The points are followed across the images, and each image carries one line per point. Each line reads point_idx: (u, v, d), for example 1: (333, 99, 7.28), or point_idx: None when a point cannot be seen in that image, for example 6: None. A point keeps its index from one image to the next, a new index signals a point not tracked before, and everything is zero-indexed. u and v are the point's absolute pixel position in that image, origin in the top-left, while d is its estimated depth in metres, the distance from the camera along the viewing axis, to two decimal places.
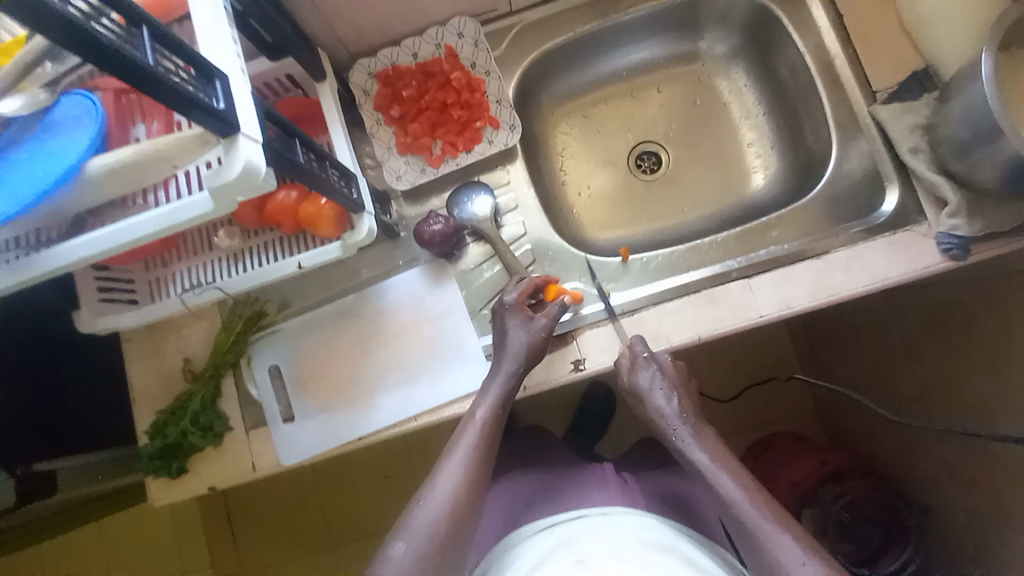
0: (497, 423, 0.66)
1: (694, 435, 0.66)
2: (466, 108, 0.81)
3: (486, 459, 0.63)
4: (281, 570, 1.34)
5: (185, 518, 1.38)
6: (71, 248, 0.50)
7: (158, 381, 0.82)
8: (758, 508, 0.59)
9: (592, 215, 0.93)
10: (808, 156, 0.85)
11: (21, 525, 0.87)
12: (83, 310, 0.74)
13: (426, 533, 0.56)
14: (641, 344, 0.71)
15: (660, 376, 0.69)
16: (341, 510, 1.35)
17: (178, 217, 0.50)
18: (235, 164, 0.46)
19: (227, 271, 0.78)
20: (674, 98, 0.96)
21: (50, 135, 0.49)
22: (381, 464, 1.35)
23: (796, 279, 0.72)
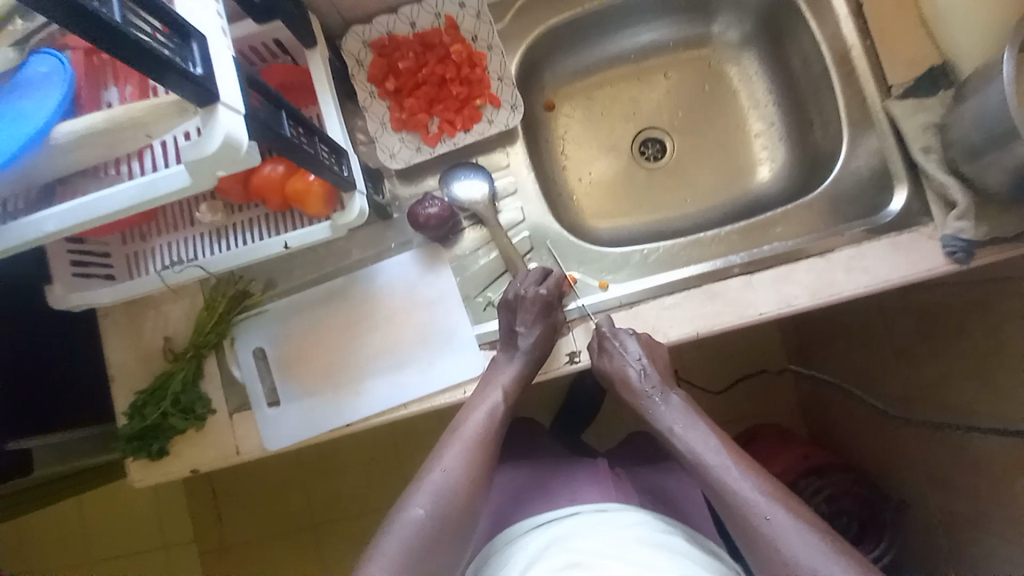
0: (499, 419, 0.68)
1: (664, 403, 0.70)
2: (465, 83, 0.76)
3: (486, 451, 0.66)
4: (266, 549, 1.34)
5: (168, 496, 1.37)
6: (36, 221, 0.45)
7: (136, 360, 0.79)
8: (727, 466, 0.62)
9: (592, 203, 0.91)
10: (817, 150, 0.83)
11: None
12: (56, 284, 0.70)
13: (429, 515, 0.60)
14: (608, 322, 0.71)
15: (629, 348, 0.68)
16: (325, 491, 1.34)
17: (153, 190, 0.45)
18: (215, 134, 0.43)
19: (211, 248, 0.75)
20: (682, 84, 0.92)
21: (11, 96, 0.44)
22: (369, 446, 1.34)
23: (798, 278, 0.71)
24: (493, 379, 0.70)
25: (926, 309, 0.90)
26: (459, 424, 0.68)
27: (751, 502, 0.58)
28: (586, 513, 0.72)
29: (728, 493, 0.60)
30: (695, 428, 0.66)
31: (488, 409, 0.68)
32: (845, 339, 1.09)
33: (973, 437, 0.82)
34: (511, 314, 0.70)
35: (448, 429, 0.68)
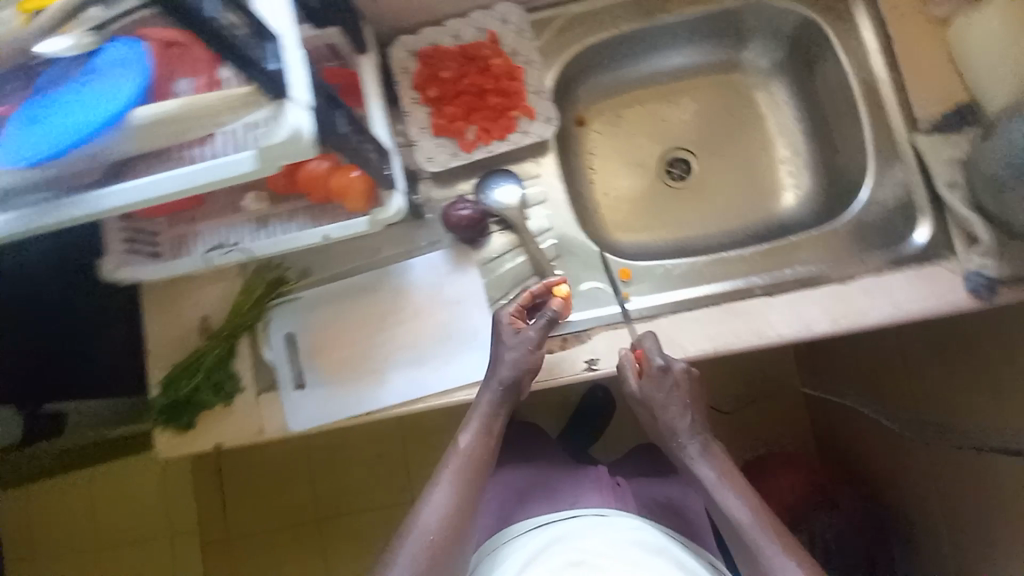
0: (488, 444, 0.69)
1: (702, 448, 0.70)
2: (504, 95, 0.80)
3: (476, 480, 0.67)
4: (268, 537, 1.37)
5: (174, 477, 1.39)
6: (104, 197, 0.52)
7: (172, 336, 0.83)
8: (763, 532, 0.64)
9: (617, 216, 0.93)
10: (843, 178, 0.84)
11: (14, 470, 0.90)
12: (110, 257, 0.76)
13: (426, 549, 0.62)
14: (655, 343, 0.70)
15: (671, 379, 0.69)
16: (330, 482, 1.37)
17: (211, 177, 0.50)
18: (282, 128, 0.47)
19: (251, 236, 0.79)
20: (711, 106, 0.95)
21: (87, 77, 0.48)
22: (377, 441, 1.36)
23: (818, 301, 0.72)
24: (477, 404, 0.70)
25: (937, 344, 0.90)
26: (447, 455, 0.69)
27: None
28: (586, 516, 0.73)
29: (749, 542, 0.64)
30: (732, 484, 0.67)
31: (473, 438, 0.69)
32: (857, 369, 1.10)
33: (988, 475, 0.81)
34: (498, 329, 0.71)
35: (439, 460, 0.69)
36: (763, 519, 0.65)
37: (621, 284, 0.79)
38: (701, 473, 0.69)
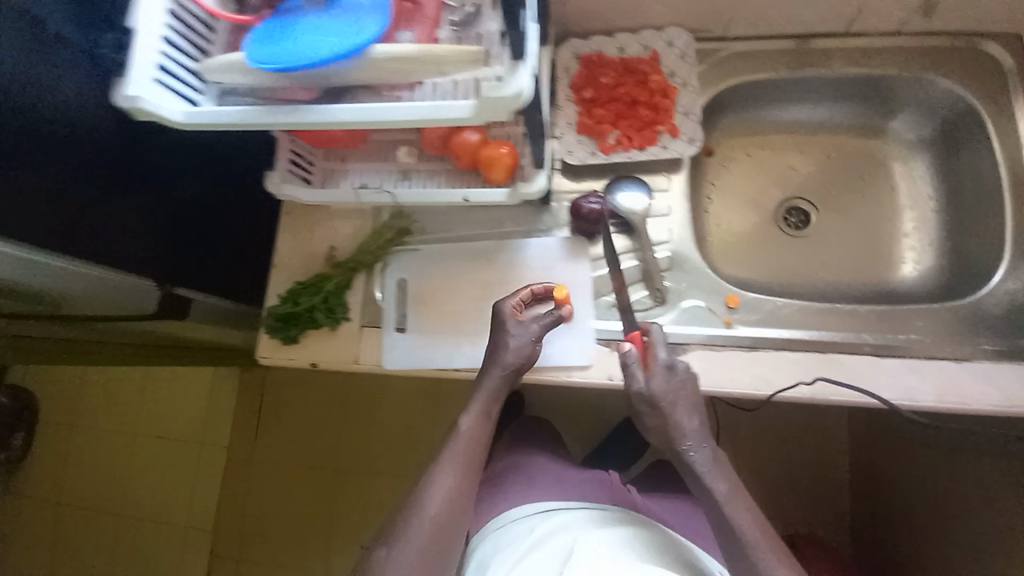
0: (479, 429, 0.76)
1: (703, 454, 0.72)
2: (654, 109, 0.84)
3: (475, 459, 0.75)
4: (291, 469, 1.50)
5: (220, 392, 1.55)
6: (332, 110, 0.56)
7: (298, 256, 0.90)
8: (755, 541, 0.69)
9: (727, 248, 0.95)
10: (970, 265, 0.83)
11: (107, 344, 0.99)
12: (275, 172, 0.84)
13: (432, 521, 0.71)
14: (660, 335, 0.74)
15: (677, 379, 0.72)
16: (357, 428, 1.48)
17: (433, 115, 0.53)
18: (516, 83, 0.50)
19: (392, 184, 0.87)
20: (843, 164, 0.96)
21: (328, 13, 0.59)
22: (408, 401, 1.47)
23: (926, 374, 0.72)
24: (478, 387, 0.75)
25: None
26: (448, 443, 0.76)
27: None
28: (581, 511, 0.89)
29: (750, 552, 0.69)
30: (729, 494, 0.71)
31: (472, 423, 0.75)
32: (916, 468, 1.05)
33: None
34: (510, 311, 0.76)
35: (437, 453, 0.76)
36: (756, 529, 0.70)
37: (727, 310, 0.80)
38: (711, 483, 0.71)
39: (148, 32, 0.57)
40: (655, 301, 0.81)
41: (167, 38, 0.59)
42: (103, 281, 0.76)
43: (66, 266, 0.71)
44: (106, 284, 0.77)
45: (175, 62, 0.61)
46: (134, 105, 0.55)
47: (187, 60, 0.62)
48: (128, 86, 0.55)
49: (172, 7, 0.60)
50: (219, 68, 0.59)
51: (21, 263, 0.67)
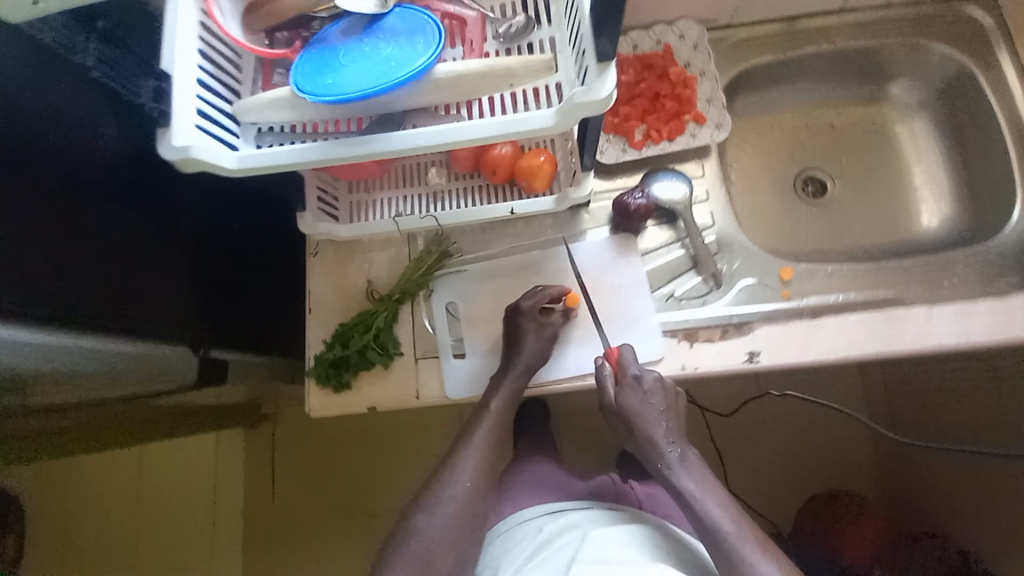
0: (507, 419, 0.82)
1: (681, 459, 0.80)
2: (677, 100, 0.86)
3: (485, 465, 0.82)
4: (306, 516, 1.46)
5: (228, 446, 1.47)
6: (411, 136, 0.54)
7: (334, 297, 0.85)
8: (739, 535, 0.74)
9: (759, 225, 0.97)
10: (988, 208, 0.88)
11: (121, 423, 0.90)
12: (308, 213, 0.79)
13: (437, 532, 0.78)
14: (631, 355, 0.77)
15: (651, 391, 0.76)
16: (372, 465, 1.46)
17: (517, 128, 0.51)
18: (609, 85, 0.47)
19: (426, 207, 0.84)
20: (849, 132, 1.02)
21: (371, 37, 0.57)
22: (432, 430, 1.44)
23: (978, 317, 0.75)
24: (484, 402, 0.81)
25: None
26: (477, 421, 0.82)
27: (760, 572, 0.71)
28: (580, 513, 0.88)
29: (731, 545, 0.73)
30: (708, 493, 0.77)
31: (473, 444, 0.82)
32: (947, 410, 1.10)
33: None
34: (513, 323, 0.79)
35: (466, 429, 0.83)
36: (738, 525, 0.75)
37: (781, 283, 0.82)
38: (683, 484, 0.78)
39: (184, 75, 0.53)
40: (710, 286, 0.83)
41: (201, 81, 0.55)
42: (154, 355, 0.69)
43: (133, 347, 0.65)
44: (145, 356, 0.68)
45: (213, 106, 0.57)
46: (183, 157, 0.51)
47: (223, 103, 0.58)
48: (176, 136, 0.51)
49: (202, 47, 0.56)
50: (269, 109, 0.58)
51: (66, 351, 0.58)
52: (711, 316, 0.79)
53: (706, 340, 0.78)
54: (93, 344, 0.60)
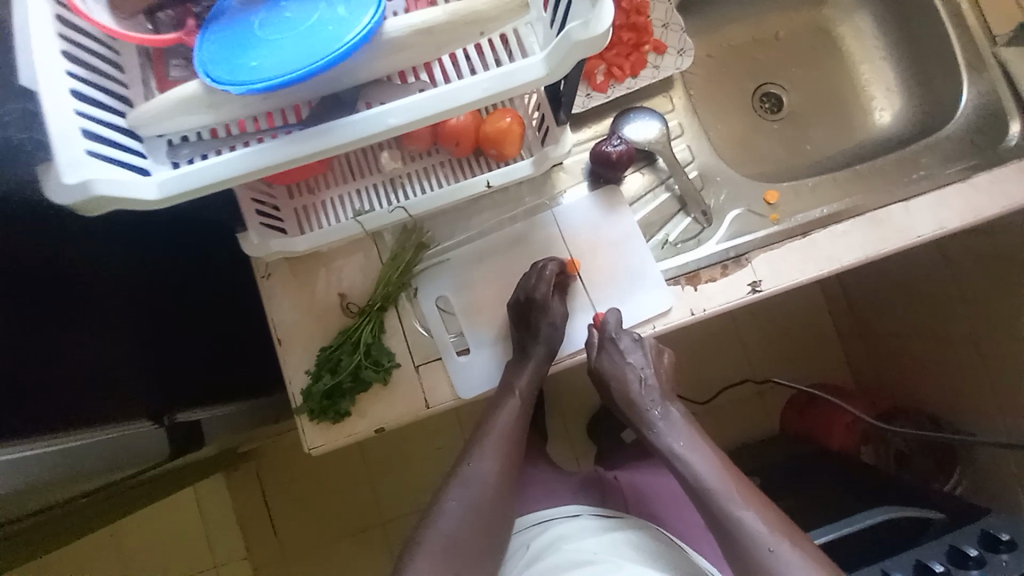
0: (524, 411, 0.77)
1: (663, 417, 0.78)
2: (634, 30, 0.81)
3: (511, 448, 0.75)
4: (305, 565, 1.29)
5: (211, 499, 1.30)
6: (379, 116, 0.45)
7: (307, 319, 0.74)
8: (729, 493, 0.70)
9: (731, 149, 0.97)
10: (939, 95, 0.92)
11: (69, 516, 0.75)
12: (251, 232, 0.67)
13: (454, 537, 0.67)
14: (615, 320, 0.75)
15: (633, 352, 0.75)
16: (375, 492, 1.31)
17: (506, 84, 0.45)
18: (607, 14, 0.41)
19: (387, 199, 0.73)
20: (794, 40, 1.03)
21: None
22: (436, 434, 1.31)
23: (950, 201, 0.76)
24: (512, 384, 0.75)
25: (990, 258, 0.99)
26: (495, 416, 0.76)
27: (753, 531, 0.67)
28: (567, 523, 0.80)
29: (719, 502, 0.70)
30: (696, 449, 0.75)
31: (498, 436, 0.75)
32: (904, 292, 1.19)
33: None
34: (528, 317, 0.74)
35: (481, 428, 0.76)
36: (727, 482, 0.71)
37: (769, 207, 0.84)
38: (666, 442, 0.76)
39: (56, 87, 0.40)
40: (703, 224, 0.82)
41: (76, 90, 0.42)
42: (128, 439, 0.61)
43: (103, 437, 0.57)
44: (109, 446, 0.58)
45: (101, 123, 0.44)
46: (84, 196, 0.39)
47: (113, 117, 0.45)
48: (65, 173, 0.39)
49: (65, 46, 0.42)
50: (179, 113, 0.45)
51: (27, 465, 0.49)
52: (709, 255, 0.77)
53: (710, 281, 0.75)
54: (48, 451, 0.51)
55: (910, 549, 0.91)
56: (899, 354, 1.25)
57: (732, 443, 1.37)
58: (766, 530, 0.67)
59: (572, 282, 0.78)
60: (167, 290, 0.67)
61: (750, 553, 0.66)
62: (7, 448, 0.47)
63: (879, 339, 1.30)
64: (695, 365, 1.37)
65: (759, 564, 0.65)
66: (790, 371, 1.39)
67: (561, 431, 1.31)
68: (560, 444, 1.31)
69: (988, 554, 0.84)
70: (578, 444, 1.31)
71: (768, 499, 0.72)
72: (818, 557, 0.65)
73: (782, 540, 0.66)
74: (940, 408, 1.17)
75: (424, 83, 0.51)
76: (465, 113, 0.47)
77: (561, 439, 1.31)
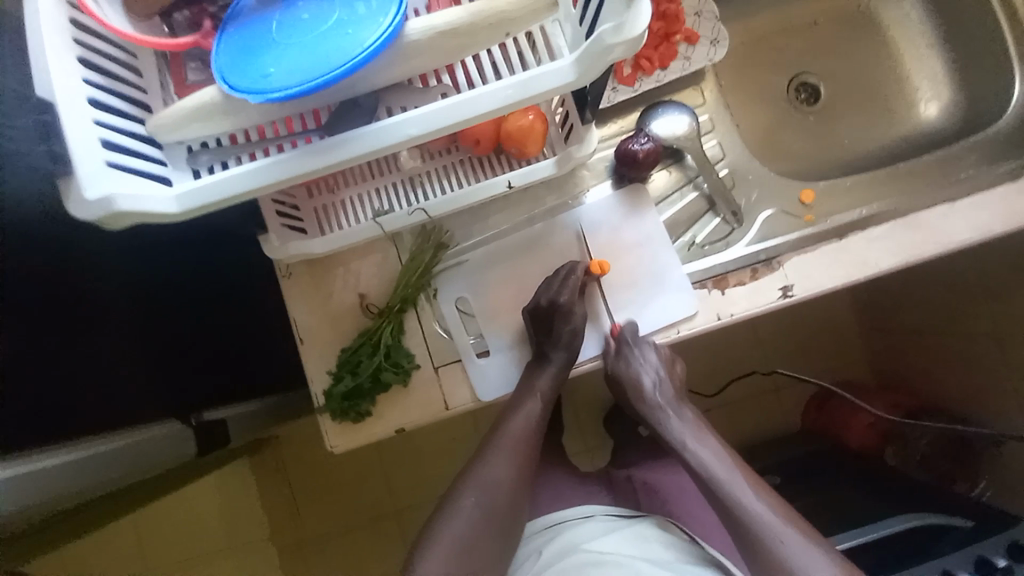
0: (541, 415, 0.75)
1: (677, 417, 0.77)
2: (664, 19, 0.77)
3: (526, 451, 0.74)
4: (325, 548, 1.33)
5: (236, 484, 1.34)
6: (399, 125, 0.43)
7: (327, 319, 0.74)
8: (739, 484, 0.70)
9: (761, 145, 0.92)
10: (988, 84, 0.85)
11: (101, 504, 0.77)
12: (272, 235, 0.66)
13: (465, 540, 0.66)
14: (632, 331, 0.73)
15: (647, 358, 0.73)
16: (393, 481, 1.33)
17: (532, 90, 0.42)
18: (642, 17, 0.38)
19: (406, 199, 0.72)
20: (832, 26, 0.96)
21: (302, 0, 0.43)
22: (453, 426, 1.32)
23: (1001, 201, 0.71)
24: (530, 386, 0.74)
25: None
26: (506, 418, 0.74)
27: (761, 517, 0.67)
28: (580, 524, 0.80)
29: (727, 489, 0.70)
30: (706, 445, 0.74)
31: (511, 443, 0.73)
32: (936, 291, 1.14)
33: None
34: (547, 323, 0.73)
35: (494, 432, 0.74)
36: (736, 474, 0.71)
37: (803, 208, 0.80)
38: (676, 435, 0.76)
39: (73, 98, 0.39)
40: (733, 225, 0.79)
41: (94, 100, 0.41)
42: (158, 438, 0.63)
43: (133, 439, 0.58)
44: (143, 447, 0.60)
45: (121, 133, 0.43)
46: (106, 211, 0.39)
47: (132, 125, 0.44)
48: (87, 188, 0.38)
49: (82, 53, 0.42)
50: (197, 121, 0.44)
51: (69, 467, 0.51)
52: (738, 258, 0.74)
53: (739, 284, 0.72)
54: (77, 456, 0.52)
55: (932, 558, 0.88)
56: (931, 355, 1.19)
57: (752, 441, 1.35)
58: (772, 515, 0.67)
59: (593, 289, 0.76)
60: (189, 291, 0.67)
61: (758, 537, 0.65)
62: (44, 453, 0.48)
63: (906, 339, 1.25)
64: (714, 360, 1.35)
65: (762, 544, 0.65)
66: (814, 370, 1.36)
67: (578, 425, 1.31)
68: (576, 438, 1.31)
69: (1015, 564, 0.81)
70: (593, 438, 1.30)
71: (773, 490, 0.72)
72: (834, 552, 0.65)
73: (785, 523, 0.67)
74: (969, 410, 1.12)
75: (445, 86, 0.49)
76: (488, 121, 0.45)
77: (576, 433, 1.31)
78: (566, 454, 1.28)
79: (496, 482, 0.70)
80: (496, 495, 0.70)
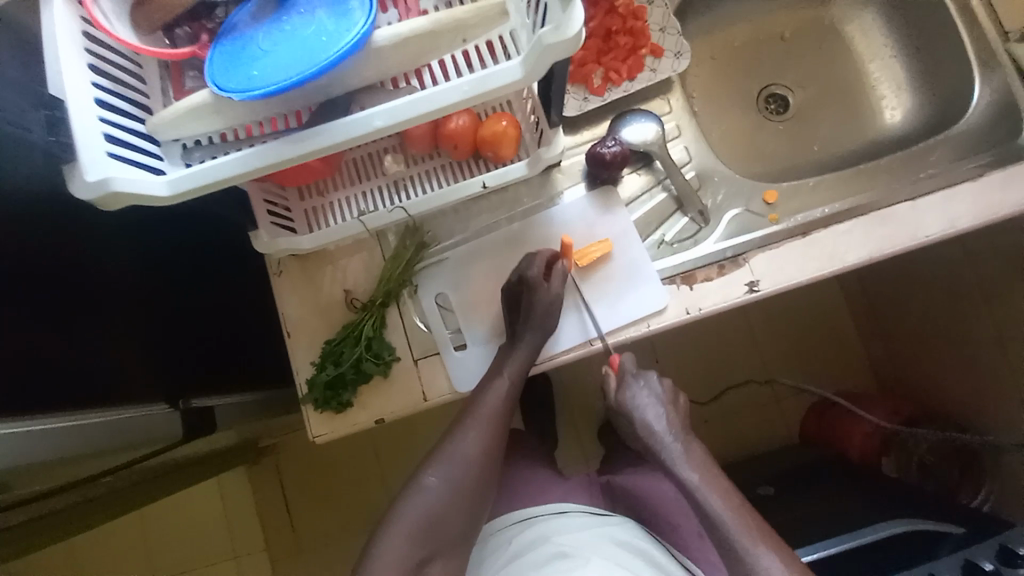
0: (515, 407, 0.77)
1: (683, 450, 0.77)
2: (631, 34, 0.84)
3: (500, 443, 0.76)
4: (318, 557, 1.33)
5: (233, 492, 1.36)
6: (365, 118, 0.48)
7: (314, 313, 0.78)
8: (747, 533, 0.69)
9: (732, 151, 0.96)
10: (947, 91, 0.90)
11: (99, 499, 0.80)
12: (262, 230, 0.71)
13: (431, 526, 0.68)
14: (632, 365, 0.83)
15: (649, 392, 0.80)
16: (387, 488, 1.34)
17: (485, 86, 0.47)
18: (577, 19, 0.43)
19: (390, 200, 0.77)
20: (798, 40, 1.02)
21: (286, 13, 0.49)
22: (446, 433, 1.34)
23: (963, 199, 0.74)
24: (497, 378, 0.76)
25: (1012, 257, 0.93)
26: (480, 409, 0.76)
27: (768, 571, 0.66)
28: (553, 519, 0.80)
29: (729, 537, 0.69)
30: (713, 484, 0.74)
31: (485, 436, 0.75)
32: (924, 294, 1.15)
33: None
34: (518, 316, 0.75)
35: (465, 410, 0.75)
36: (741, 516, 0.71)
37: (768, 207, 0.84)
38: (684, 474, 0.75)
39: (82, 96, 0.45)
40: (700, 224, 0.83)
41: (100, 100, 0.47)
42: (145, 416, 0.65)
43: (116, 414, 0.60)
44: (128, 423, 0.62)
45: (123, 129, 0.49)
46: (104, 192, 0.44)
47: (133, 123, 0.50)
48: (89, 172, 0.44)
49: (91, 60, 0.48)
50: (190, 119, 0.50)
51: (49, 435, 0.53)
52: (706, 254, 0.77)
53: (706, 279, 0.75)
54: (58, 424, 0.53)
55: (924, 562, 0.86)
56: (921, 360, 1.19)
57: (746, 451, 1.34)
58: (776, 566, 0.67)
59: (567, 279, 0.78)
60: (184, 285, 0.72)
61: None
62: (24, 422, 0.50)
63: (897, 344, 1.25)
64: (705, 368, 1.35)
65: None
66: (805, 378, 1.36)
67: (569, 433, 1.32)
68: (567, 445, 1.31)
69: (1006, 569, 0.80)
70: (585, 446, 1.31)
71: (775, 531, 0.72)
72: None
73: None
74: (964, 416, 1.11)
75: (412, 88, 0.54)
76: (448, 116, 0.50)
77: (567, 440, 1.31)
78: (559, 461, 1.29)
79: (470, 472, 0.73)
80: (468, 485, 0.72)
